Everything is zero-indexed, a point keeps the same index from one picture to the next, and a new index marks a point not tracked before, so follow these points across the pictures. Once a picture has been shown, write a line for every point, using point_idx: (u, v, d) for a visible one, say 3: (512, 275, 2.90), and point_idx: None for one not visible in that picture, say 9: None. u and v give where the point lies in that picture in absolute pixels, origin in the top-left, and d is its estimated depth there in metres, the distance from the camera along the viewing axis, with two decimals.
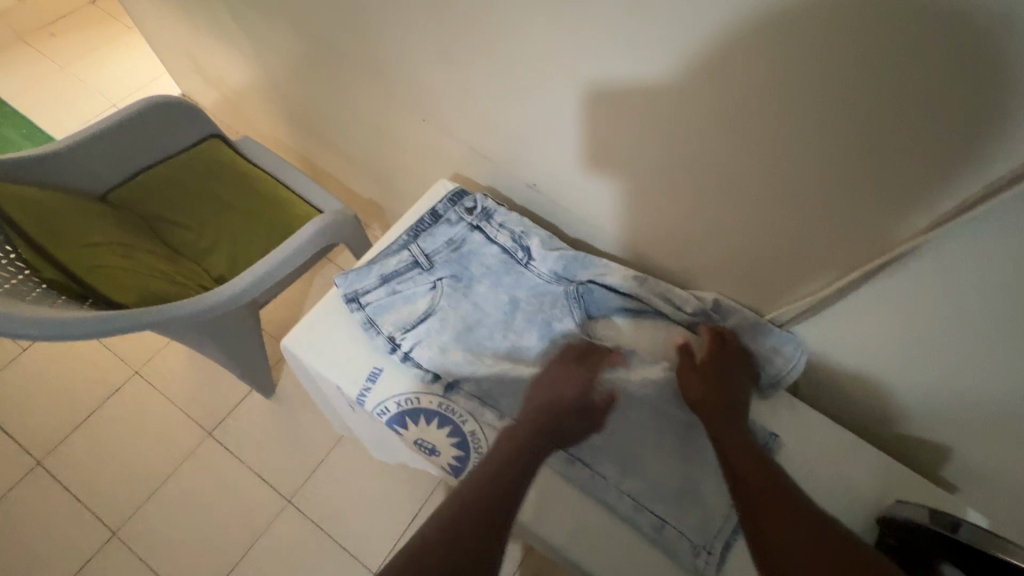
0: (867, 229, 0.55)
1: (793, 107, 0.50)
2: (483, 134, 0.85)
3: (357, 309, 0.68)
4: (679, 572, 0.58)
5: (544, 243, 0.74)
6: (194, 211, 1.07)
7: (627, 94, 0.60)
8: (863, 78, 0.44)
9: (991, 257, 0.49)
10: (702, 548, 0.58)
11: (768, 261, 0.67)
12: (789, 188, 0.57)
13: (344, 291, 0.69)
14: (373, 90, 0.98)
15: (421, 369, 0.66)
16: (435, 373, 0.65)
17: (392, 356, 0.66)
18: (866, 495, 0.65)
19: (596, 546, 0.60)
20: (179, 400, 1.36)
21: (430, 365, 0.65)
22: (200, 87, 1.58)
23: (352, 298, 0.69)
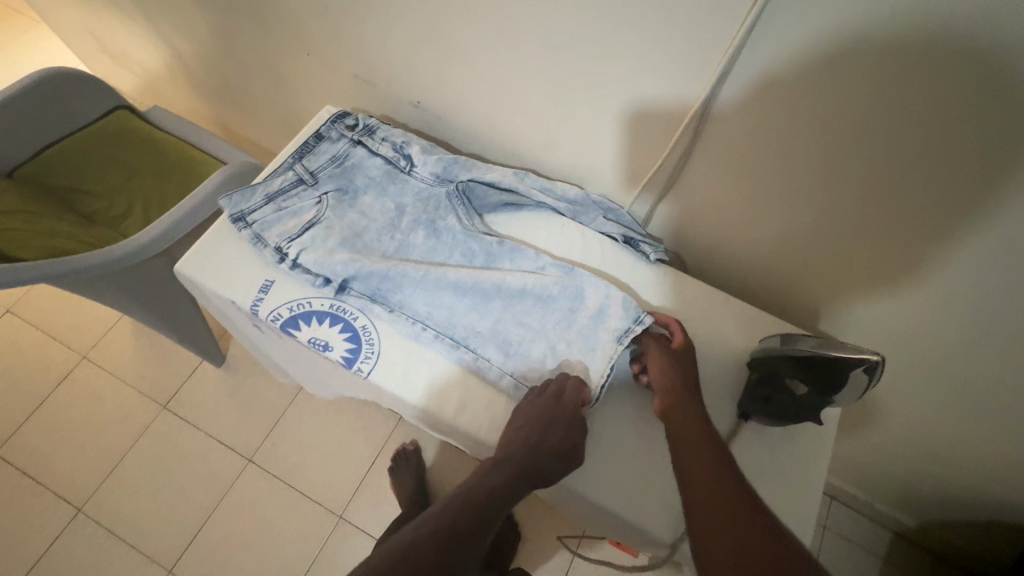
0: (688, 70, 0.60)
1: None
2: (368, 58, 0.89)
3: (244, 228, 0.70)
4: None
5: (425, 150, 0.77)
6: (104, 179, 1.08)
7: None
8: None
9: (784, 72, 0.55)
10: None
11: (626, 131, 0.72)
12: (623, 39, 0.61)
13: (230, 213, 0.71)
14: (266, 37, 1.00)
15: (311, 275, 0.68)
16: (325, 278, 0.67)
17: (282, 267, 0.69)
18: (737, 341, 0.70)
19: (484, 417, 0.64)
20: (131, 379, 1.38)
21: (319, 270, 0.67)
22: (113, 69, 1.57)
23: (238, 218, 0.71)
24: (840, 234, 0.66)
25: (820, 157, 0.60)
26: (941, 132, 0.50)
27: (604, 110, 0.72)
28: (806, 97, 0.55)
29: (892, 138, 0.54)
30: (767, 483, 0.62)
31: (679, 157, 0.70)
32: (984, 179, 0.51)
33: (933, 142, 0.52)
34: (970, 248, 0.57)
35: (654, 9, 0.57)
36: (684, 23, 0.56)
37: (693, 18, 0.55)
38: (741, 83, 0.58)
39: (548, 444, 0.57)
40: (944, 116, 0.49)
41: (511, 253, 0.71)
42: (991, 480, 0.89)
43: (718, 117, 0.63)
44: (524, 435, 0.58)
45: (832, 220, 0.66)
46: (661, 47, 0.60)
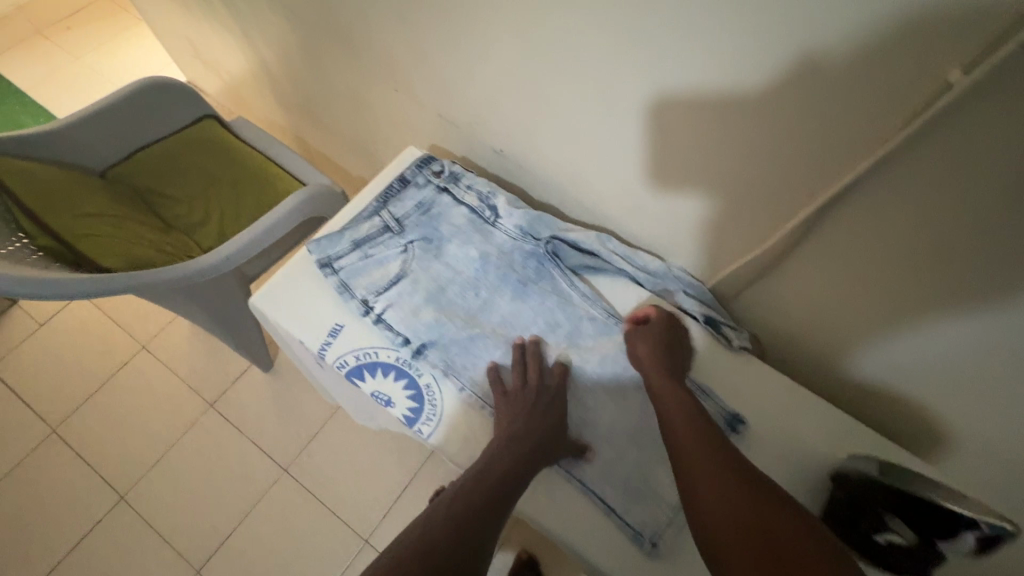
0: (809, 170, 0.55)
1: (713, 49, 0.52)
2: (453, 99, 0.87)
3: (330, 274, 0.70)
4: (620, 539, 0.59)
5: (511, 202, 0.76)
6: (185, 186, 1.11)
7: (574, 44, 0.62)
8: (773, 13, 0.46)
9: (919, 195, 0.49)
10: (647, 539, 0.58)
11: (718, 217, 0.68)
12: (740, 130, 0.56)
13: (316, 257, 0.71)
14: (358, 68, 1.00)
15: (391, 332, 0.67)
16: (405, 337, 0.67)
17: (364, 319, 0.68)
18: (820, 452, 0.65)
19: (547, 506, 0.61)
20: (184, 374, 1.42)
21: (400, 327, 0.67)
22: (203, 73, 1.64)
23: (325, 263, 0.70)
24: (955, 369, 0.58)
25: (941, 288, 0.54)
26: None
27: (700, 191, 0.67)
28: (943, 223, 0.49)
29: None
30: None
31: (776, 253, 0.65)
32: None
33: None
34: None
35: (784, 108, 0.51)
36: (814, 125, 0.51)
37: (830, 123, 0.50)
38: (869, 196, 0.52)
39: (546, 426, 0.60)
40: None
41: (592, 329, 0.69)
42: None
43: (829, 223, 0.58)
44: (523, 416, 0.60)
45: (949, 359, 0.58)
46: (783, 144, 0.54)
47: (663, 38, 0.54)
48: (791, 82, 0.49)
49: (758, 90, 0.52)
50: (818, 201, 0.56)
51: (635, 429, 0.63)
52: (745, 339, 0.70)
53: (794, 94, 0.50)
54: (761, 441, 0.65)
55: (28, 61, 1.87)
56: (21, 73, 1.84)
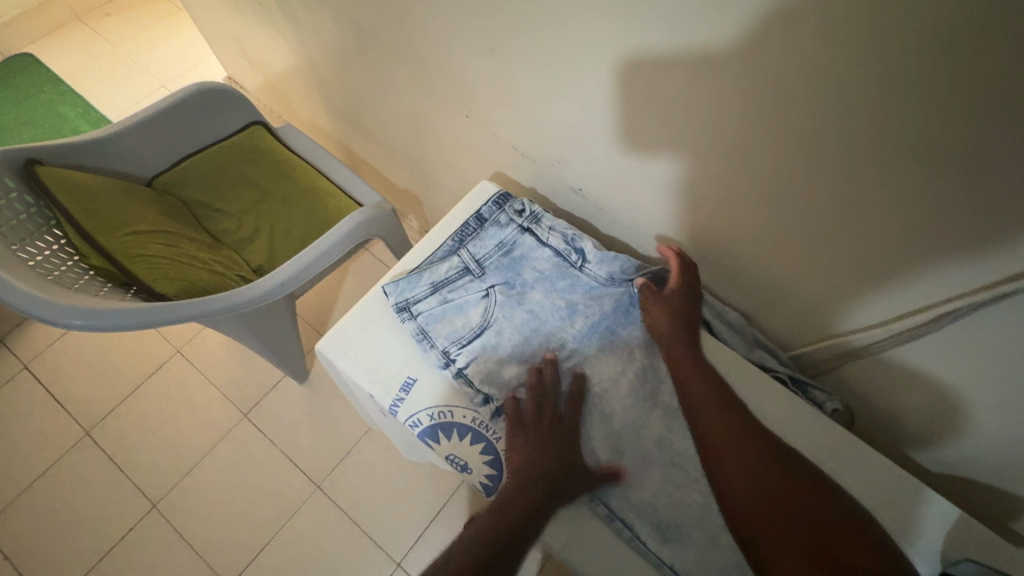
0: (969, 260, 0.48)
1: (865, 128, 0.45)
2: (526, 132, 0.81)
3: (408, 319, 0.66)
4: None
5: (599, 247, 0.71)
6: (233, 198, 1.08)
7: (685, 102, 0.56)
8: (958, 103, 0.39)
9: None
10: None
11: (828, 287, 0.62)
12: (886, 212, 0.50)
13: (393, 300, 0.67)
14: (422, 89, 0.94)
15: (471, 389, 0.64)
16: (485, 395, 0.63)
17: (443, 372, 0.64)
18: (930, 550, 0.59)
19: None
20: (219, 382, 1.40)
21: (482, 384, 0.63)
22: (245, 71, 1.59)
23: (402, 307, 0.67)
24: None
25: None
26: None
27: (812, 260, 0.61)
28: None
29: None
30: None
31: (895, 333, 0.59)
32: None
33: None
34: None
35: (956, 198, 0.45)
36: (992, 220, 0.44)
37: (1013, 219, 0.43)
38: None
39: (552, 458, 0.59)
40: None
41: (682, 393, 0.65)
42: None
43: (971, 315, 0.52)
44: (530, 450, 0.59)
45: None
46: (942, 232, 0.48)
47: (811, 113, 0.48)
48: (976, 175, 0.42)
49: (927, 178, 0.45)
50: (976, 290, 0.50)
51: None
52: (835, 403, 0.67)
53: (976, 187, 0.43)
54: None
55: (66, 47, 1.84)
56: (59, 60, 1.81)
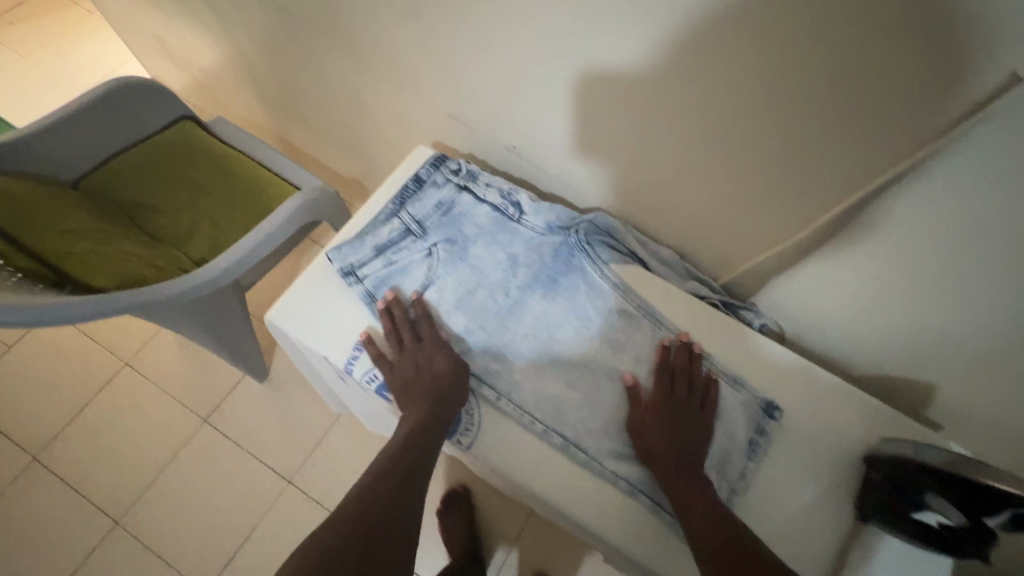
0: (853, 165, 0.54)
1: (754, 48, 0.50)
2: (457, 97, 0.83)
3: (354, 283, 0.67)
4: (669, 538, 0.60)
5: (534, 198, 0.74)
6: (169, 195, 1.05)
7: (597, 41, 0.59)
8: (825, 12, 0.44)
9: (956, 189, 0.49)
10: None
11: (743, 213, 0.67)
12: (785, 129, 0.55)
13: (338, 265, 0.68)
14: (353, 67, 0.94)
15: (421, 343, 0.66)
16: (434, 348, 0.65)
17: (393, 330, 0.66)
18: (854, 441, 0.65)
19: (596, 509, 0.61)
20: (174, 390, 1.36)
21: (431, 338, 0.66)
22: (170, 70, 1.54)
23: (348, 271, 0.68)
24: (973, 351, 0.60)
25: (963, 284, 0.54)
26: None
27: (724, 187, 0.65)
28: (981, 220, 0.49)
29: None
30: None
31: (802, 246, 0.65)
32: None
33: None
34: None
35: (842, 107, 0.50)
36: (872, 124, 0.50)
37: (892, 118, 0.48)
38: (914, 194, 0.52)
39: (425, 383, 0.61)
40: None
41: (624, 329, 0.70)
42: None
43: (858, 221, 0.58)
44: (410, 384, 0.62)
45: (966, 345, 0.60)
46: (830, 142, 0.53)
47: (713, 38, 0.52)
48: (853, 81, 0.47)
49: (809, 89, 0.50)
50: (860, 193, 0.55)
51: None
52: (761, 319, 0.73)
53: (853, 94, 0.48)
54: (794, 433, 0.66)
55: None
56: None
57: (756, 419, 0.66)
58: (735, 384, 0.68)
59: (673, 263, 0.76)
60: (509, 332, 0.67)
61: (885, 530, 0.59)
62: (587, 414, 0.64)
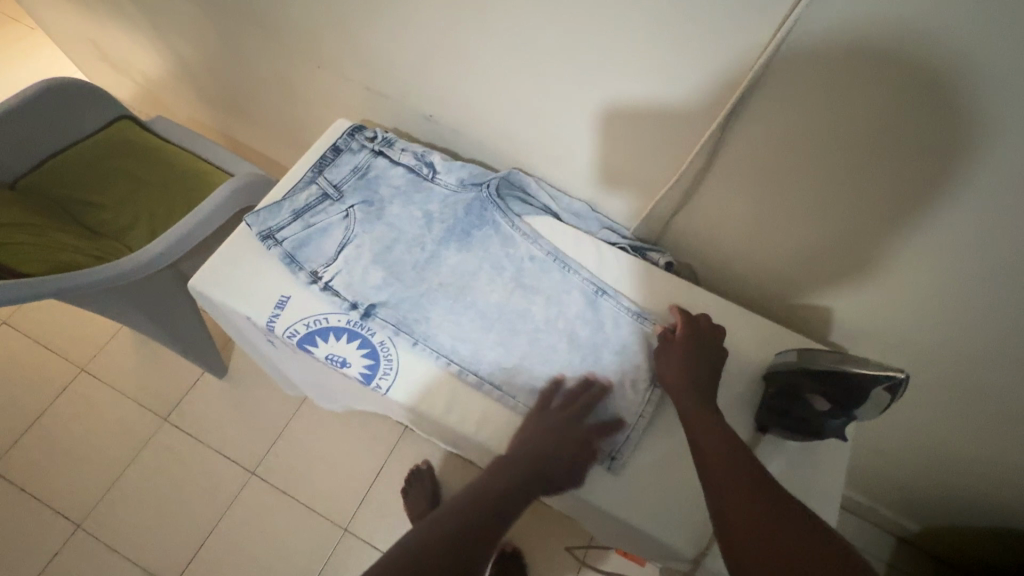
0: (709, 92, 0.59)
1: None
2: (372, 71, 0.87)
3: (273, 245, 0.70)
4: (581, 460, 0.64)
5: (447, 159, 0.79)
6: (107, 191, 1.07)
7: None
8: None
9: (796, 97, 0.54)
10: (609, 454, 0.63)
11: (634, 154, 0.71)
12: (650, 63, 0.60)
13: (257, 230, 0.71)
14: (276, 52, 0.97)
15: (340, 298, 0.69)
16: (352, 301, 0.68)
17: (313, 288, 0.69)
18: (753, 358, 0.70)
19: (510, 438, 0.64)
20: (132, 392, 1.36)
21: (349, 292, 0.69)
22: (112, 79, 1.55)
23: (267, 235, 0.71)
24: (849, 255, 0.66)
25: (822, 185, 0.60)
26: (992, 168, 0.48)
27: (613, 129, 0.70)
28: (824, 121, 0.54)
29: (933, 172, 0.52)
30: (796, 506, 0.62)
31: (689, 178, 0.69)
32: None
33: (978, 175, 0.49)
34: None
35: (688, 35, 0.55)
36: (715, 48, 0.55)
37: (727, 41, 0.54)
38: (761, 114, 0.57)
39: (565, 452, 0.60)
40: (987, 153, 0.48)
41: (537, 273, 0.74)
42: (995, 489, 0.89)
43: (730, 143, 0.62)
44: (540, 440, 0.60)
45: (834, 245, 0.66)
46: (687, 71, 0.58)
47: None
48: (690, 8, 0.52)
49: (659, 20, 0.55)
50: (719, 118, 0.60)
51: (587, 355, 0.69)
52: (664, 257, 0.78)
53: (694, 20, 0.53)
54: None
55: None
56: None
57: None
58: (642, 319, 0.71)
59: (579, 212, 0.81)
60: (427, 283, 0.71)
61: (780, 432, 0.63)
62: (501, 351, 0.68)
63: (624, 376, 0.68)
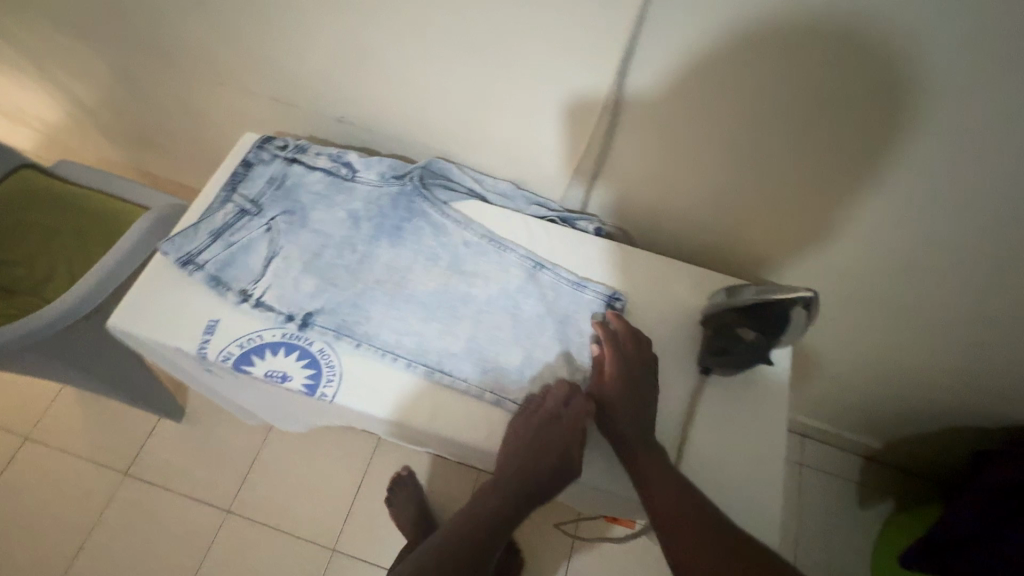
0: (599, 48, 0.60)
1: None
2: (273, 80, 0.85)
3: (194, 270, 0.67)
4: None
5: (364, 157, 0.78)
6: (16, 246, 1.01)
7: None
8: None
9: (676, 38, 0.56)
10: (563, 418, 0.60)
11: (546, 123, 0.72)
12: (538, 28, 0.60)
13: (175, 257, 0.68)
14: (172, 75, 0.93)
15: (273, 311, 0.66)
16: (287, 314, 0.66)
17: (243, 307, 0.66)
18: (690, 307, 0.72)
19: (465, 424, 0.63)
20: (86, 452, 1.30)
21: (282, 305, 0.67)
22: (8, 130, 1.46)
23: (186, 261, 0.68)
24: (761, 188, 0.69)
25: (721, 121, 0.62)
26: (862, 63, 0.51)
27: (521, 100, 0.70)
28: (709, 56, 0.56)
29: (814, 83, 0.55)
30: (747, 438, 0.64)
31: (601, 138, 0.70)
32: (904, 106, 0.53)
33: (853, 75, 0.53)
34: (926, 176, 0.59)
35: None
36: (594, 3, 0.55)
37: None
38: (651, 58, 0.59)
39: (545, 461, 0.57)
40: (855, 51, 0.51)
41: (473, 257, 0.73)
42: (935, 392, 0.95)
43: (631, 95, 0.64)
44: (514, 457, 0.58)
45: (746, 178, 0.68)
46: (574, 30, 0.59)
47: None
48: None
49: None
50: (614, 69, 0.61)
51: (531, 329, 0.68)
52: (594, 224, 0.79)
53: None
54: (639, 310, 0.72)
55: None
56: None
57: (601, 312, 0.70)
58: (583, 286, 0.71)
59: (507, 192, 0.81)
60: (362, 283, 0.69)
61: (723, 371, 0.64)
62: (445, 340, 0.67)
63: (571, 342, 0.68)
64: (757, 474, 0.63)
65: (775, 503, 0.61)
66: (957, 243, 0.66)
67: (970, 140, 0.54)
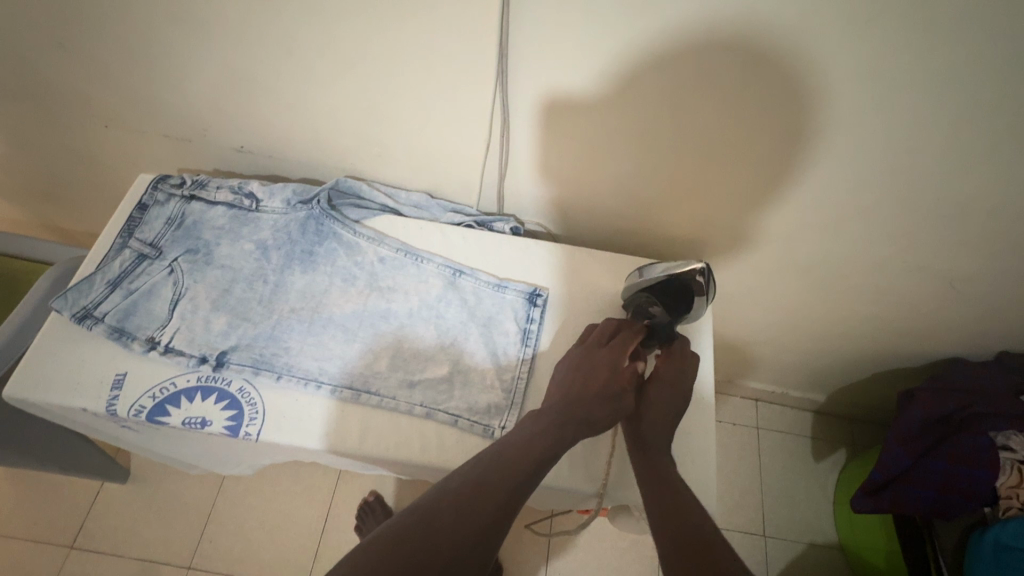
0: (476, 48, 0.60)
1: None
2: (165, 115, 0.82)
3: (93, 324, 0.64)
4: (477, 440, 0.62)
5: (267, 185, 0.76)
6: None
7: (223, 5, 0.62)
8: None
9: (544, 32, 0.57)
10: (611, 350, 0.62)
11: (445, 130, 0.72)
12: (414, 36, 0.60)
13: (70, 313, 0.64)
14: (56, 122, 0.89)
15: (184, 356, 0.64)
16: (199, 356, 0.64)
17: (152, 356, 0.64)
18: (611, 293, 0.73)
19: (399, 443, 0.62)
20: (23, 530, 1.21)
21: (192, 348, 0.64)
22: None
23: (83, 315, 0.64)
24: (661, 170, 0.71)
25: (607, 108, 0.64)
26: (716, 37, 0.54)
27: (415, 109, 0.70)
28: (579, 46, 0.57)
29: (682, 61, 0.57)
30: None
31: (501, 138, 0.71)
32: (766, 73, 0.56)
33: (714, 48, 0.55)
34: (802, 136, 0.62)
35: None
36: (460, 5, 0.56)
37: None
38: (528, 54, 0.59)
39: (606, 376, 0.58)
40: (709, 25, 0.53)
41: (391, 272, 0.72)
42: (860, 341, 1.00)
43: (518, 92, 0.64)
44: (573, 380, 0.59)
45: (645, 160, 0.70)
46: (447, 35, 0.59)
47: None
48: None
49: None
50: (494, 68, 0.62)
51: (455, 336, 0.68)
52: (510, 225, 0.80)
53: None
54: (562, 303, 0.72)
55: None
56: None
57: (524, 310, 0.71)
58: (504, 287, 0.72)
59: (421, 203, 0.81)
60: (277, 313, 0.68)
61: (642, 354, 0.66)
62: (369, 359, 0.66)
63: (497, 344, 0.68)
64: (688, 445, 0.65)
65: (709, 472, 0.63)
66: (842, 199, 0.70)
67: (828, 96, 0.57)
